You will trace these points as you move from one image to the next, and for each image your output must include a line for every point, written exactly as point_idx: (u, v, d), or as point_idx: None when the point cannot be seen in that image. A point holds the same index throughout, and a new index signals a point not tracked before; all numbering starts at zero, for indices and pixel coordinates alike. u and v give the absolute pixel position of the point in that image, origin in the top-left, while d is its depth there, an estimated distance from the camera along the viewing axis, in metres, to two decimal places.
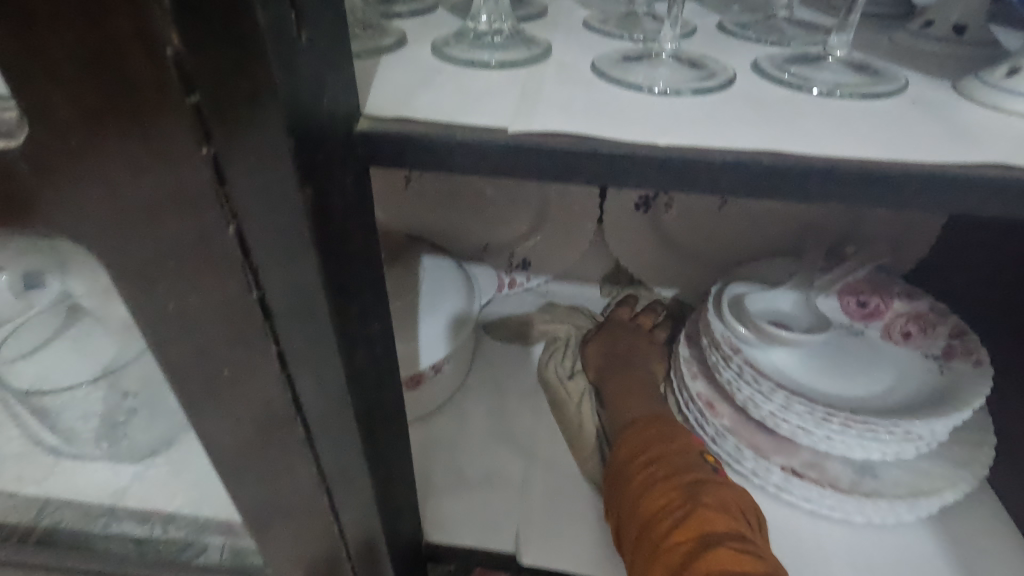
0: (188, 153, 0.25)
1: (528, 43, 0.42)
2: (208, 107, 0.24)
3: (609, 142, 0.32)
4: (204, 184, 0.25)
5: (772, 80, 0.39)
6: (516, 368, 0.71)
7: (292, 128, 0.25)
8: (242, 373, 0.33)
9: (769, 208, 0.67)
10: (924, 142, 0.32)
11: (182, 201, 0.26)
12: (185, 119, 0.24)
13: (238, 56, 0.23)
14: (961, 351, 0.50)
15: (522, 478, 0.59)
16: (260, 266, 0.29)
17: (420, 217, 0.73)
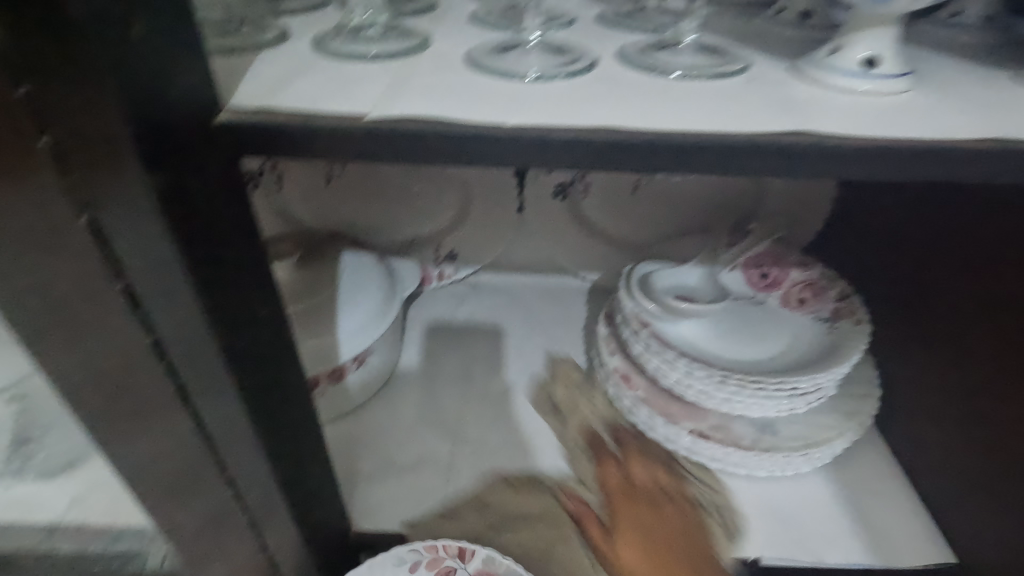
0: (27, 155, 0.22)
1: (407, 35, 0.40)
2: (43, 104, 0.22)
3: (471, 123, 0.29)
4: (53, 191, 0.23)
5: (629, 63, 0.37)
6: (469, 360, 0.74)
7: (135, 115, 0.24)
8: (132, 400, 0.31)
9: (686, 190, 0.76)
10: (820, 118, 0.31)
11: (32, 215, 0.24)
12: (22, 124, 0.22)
13: (64, 47, 0.21)
14: (846, 312, 0.64)
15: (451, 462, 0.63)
16: (131, 278, 0.27)
17: (343, 215, 0.78)
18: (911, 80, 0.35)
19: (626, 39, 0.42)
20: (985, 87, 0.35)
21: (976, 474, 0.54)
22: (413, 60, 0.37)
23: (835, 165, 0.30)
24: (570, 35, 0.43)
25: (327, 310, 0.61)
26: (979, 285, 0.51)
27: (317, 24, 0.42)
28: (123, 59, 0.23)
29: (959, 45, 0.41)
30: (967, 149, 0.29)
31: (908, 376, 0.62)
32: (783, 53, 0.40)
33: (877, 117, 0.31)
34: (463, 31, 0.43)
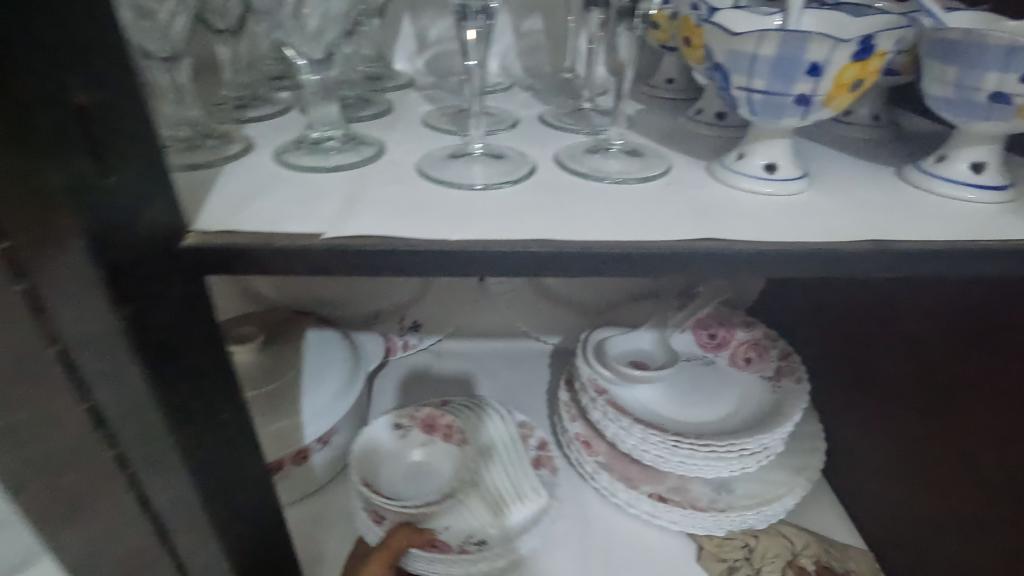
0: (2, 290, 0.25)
1: (362, 144, 0.44)
2: (21, 251, 0.24)
3: (418, 241, 0.32)
4: (22, 319, 0.26)
5: (566, 169, 0.42)
6: None
7: (101, 255, 0.26)
8: (94, 500, 0.32)
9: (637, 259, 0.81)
10: (738, 223, 0.35)
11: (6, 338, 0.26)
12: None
13: (41, 207, 0.24)
14: (787, 370, 0.68)
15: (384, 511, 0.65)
16: (95, 394, 0.29)
17: (307, 291, 0.80)
18: (806, 182, 0.40)
19: (562, 141, 0.47)
20: (866, 187, 0.40)
21: (917, 528, 0.57)
22: (367, 171, 0.40)
23: (744, 265, 0.34)
24: (513, 138, 0.48)
25: (292, 391, 0.62)
26: (907, 349, 0.56)
27: (279, 133, 0.45)
28: (101, 216, 0.26)
29: (849, 144, 0.47)
30: (852, 248, 0.34)
31: (846, 431, 0.66)
32: (700, 154, 0.45)
33: (776, 219, 0.36)
34: (415, 136, 0.47)
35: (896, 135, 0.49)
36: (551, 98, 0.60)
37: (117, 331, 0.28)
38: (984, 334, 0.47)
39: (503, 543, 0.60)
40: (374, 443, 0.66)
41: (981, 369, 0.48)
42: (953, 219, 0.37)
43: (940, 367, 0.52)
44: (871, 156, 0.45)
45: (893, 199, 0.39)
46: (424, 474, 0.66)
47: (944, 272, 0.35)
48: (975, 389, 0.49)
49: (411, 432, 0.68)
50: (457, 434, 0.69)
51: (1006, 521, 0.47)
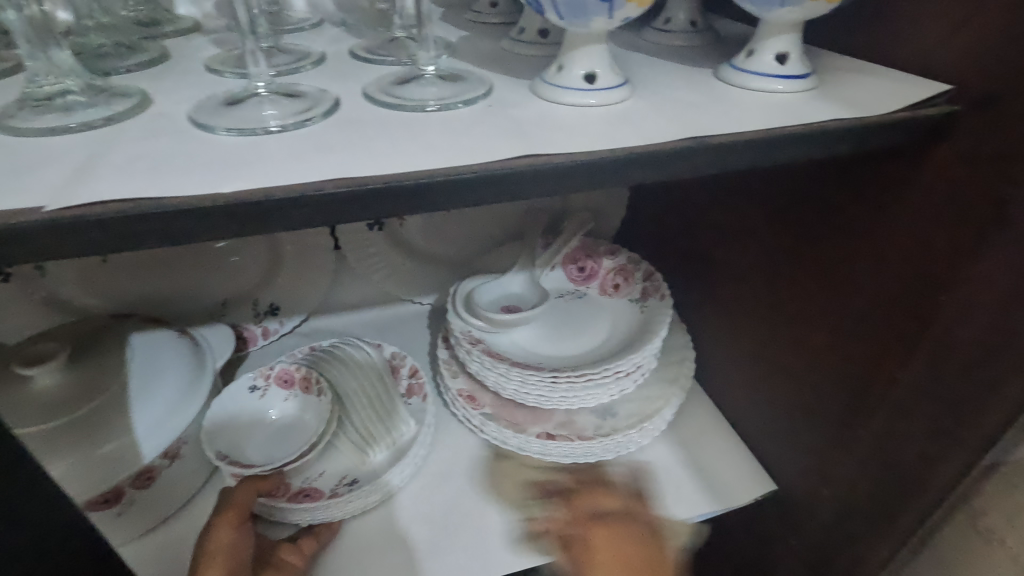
0: None
1: (117, 97, 0.35)
2: None
3: (180, 199, 0.26)
4: None
5: (376, 101, 0.37)
6: None
7: None
8: None
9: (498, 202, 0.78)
10: (561, 138, 0.33)
11: None
12: None
13: None
14: (651, 290, 0.69)
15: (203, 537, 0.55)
16: None
17: (130, 292, 0.69)
18: (627, 90, 0.38)
19: (374, 73, 0.42)
20: (686, 89, 0.40)
21: (775, 417, 0.60)
22: (123, 127, 0.33)
23: (571, 179, 0.31)
24: (316, 75, 0.41)
25: (118, 408, 0.53)
26: (753, 250, 0.58)
27: (2, 94, 0.36)
28: None
29: (669, 52, 0.47)
30: (672, 147, 0.33)
31: (709, 338, 0.69)
32: (523, 74, 0.42)
33: (597, 129, 0.34)
34: (193, 83, 0.39)
35: (713, 39, 0.49)
36: (368, 33, 0.53)
37: None
38: (815, 221, 0.50)
39: (380, 474, 0.58)
40: (229, 412, 0.60)
41: (815, 254, 0.50)
42: (765, 110, 0.37)
43: (782, 260, 0.54)
44: (692, 61, 0.45)
45: (711, 99, 0.38)
46: (290, 430, 0.61)
47: (765, 160, 0.35)
48: (810, 275, 0.51)
49: (267, 390, 0.63)
50: (317, 383, 0.64)
51: (842, 395, 0.50)
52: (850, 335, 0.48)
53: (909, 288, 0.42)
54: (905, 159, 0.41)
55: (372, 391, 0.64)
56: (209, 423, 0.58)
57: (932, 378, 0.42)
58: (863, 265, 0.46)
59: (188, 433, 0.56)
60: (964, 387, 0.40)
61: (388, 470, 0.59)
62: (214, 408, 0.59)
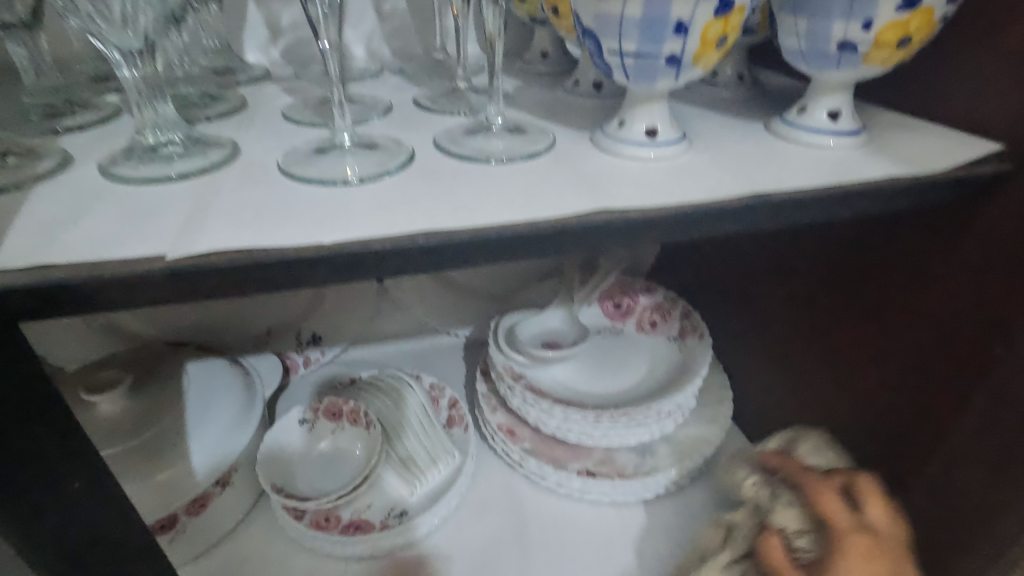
0: None
1: (211, 146, 0.38)
2: None
3: (288, 248, 0.29)
4: None
5: (447, 152, 0.40)
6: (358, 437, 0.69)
7: None
8: None
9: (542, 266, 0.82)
10: (627, 194, 0.35)
11: None
12: None
13: None
14: (689, 329, 0.70)
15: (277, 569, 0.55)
16: None
17: (183, 320, 0.72)
18: (684, 144, 0.40)
19: (441, 123, 0.44)
20: (740, 143, 0.42)
21: None
22: (221, 176, 0.35)
23: (639, 232, 0.33)
24: (387, 125, 0.44)
25: (175, 436, 0.55)
26: (798, 294, 0.59)
27: (105, 143, 0.38)
28: None
29: (716, 105, 0.49)
30: (737, 202, 0.35)
31: (748, 379, 0.69)
32: (581, 125, 0.44)
33: (660, 183, 0.36)
34: (275, 133, 0.42)
35: (759, 92, 0.51)
36: (427, 82, 0.56)
37: None
38: (864, 268, 0.51)
39: (426, 507, 0.59)
40: (279, 445, 0.61)
41: (864, 301, 0.51)
42: (820, 166, 0.39)
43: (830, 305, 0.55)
44: (740, 114, 0.47)
45: (766, 154, 0.40)
46: (337, 462, 0.62)
47: (822, 215, 0.37)
48: (859, 321, 0.52)
49: (315, 424, 0.63)
50: (365, 416, 0.64)
51: (893, 444, 0.50)
52: (902, 383, 0.48)
53: (963, 338, 0.43)
54: (958, 214, 0.42)
55: (418, 423, 0.66)
56: (263, 454, 0.60)
57: (986, 432, 0.42)
58: (916, 314, 0.46)
59: (240, 462, 0.57)
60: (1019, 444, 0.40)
61: (433, 504, 0.59)
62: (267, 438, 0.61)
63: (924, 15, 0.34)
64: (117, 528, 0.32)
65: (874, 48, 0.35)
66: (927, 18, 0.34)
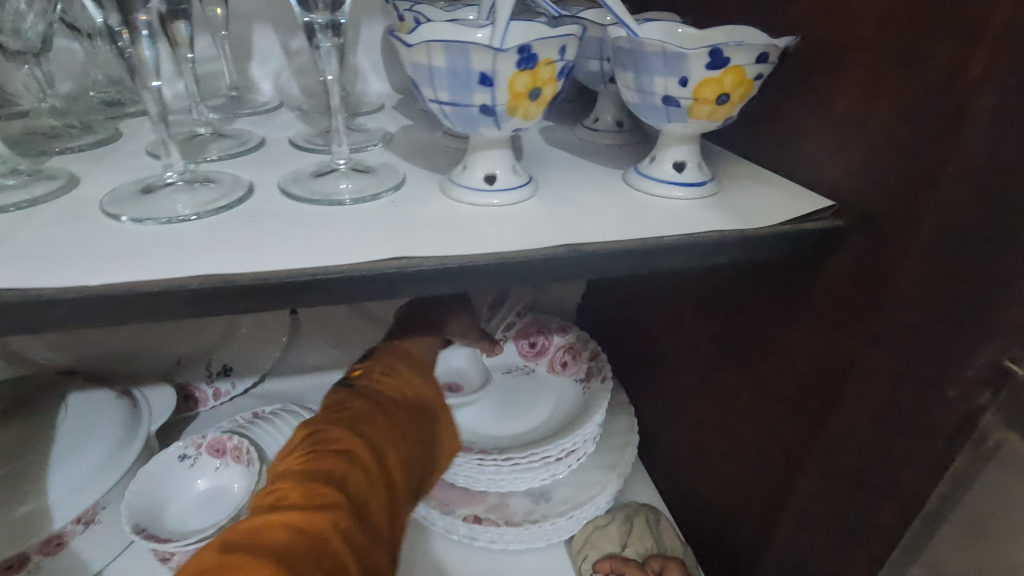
0: None
1: (43, 181, 0.38)
2: None
3: (62, 290, 0.29)
4: None
5: (288, 193, 0.39)
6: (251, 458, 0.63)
7: None
8: None
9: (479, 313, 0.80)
10: (442, 241, 0.35)
11: None
12: None
13: None
14: (595, 371, 0.70)
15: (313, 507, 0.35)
16: None
17: (86, 348, 0.71)
18: (529, 190, 0.40)
19: (299, 163, 0.44)
20: (588, 190, 0.42)
21: (713, 514, 0.58)
22: (38, 211, 0.35)
23: (445, 280, 0.33)
24: (245, 162, 0.44)
25: (36, 472, 0.53)
26: (686, 339, 0.58)
27: None
28: None
29: (585, 151, 0.50)
30: (549, 252, 0.34)
31: (653, 423, 0.68)
32: (440, 168, 0.45)
33: (484, 231, 0.36)
34: (125, 168, 0.42)
35: (636, 141, 0.52)
36: (318, 120, 0.57)
37: None
38: (733, 316, 0.50)
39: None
40: (154, 483, 0.59)
41: (739, 347, 0.50)
42: (652, 217, 0.39)
43: (711, 351, 0.54)
44: (606, 162, 0.48)
45: (608, 203, 0.40)
46: (215, 503, 0.60)
47: (646, 266, 0.37)
48: (730, 369, 0.51)
49: (197, 461, 0.61)
50: (247, 452, 0.62)
51: (759, 495, 0.49)
52: (763, 435, 0.47)
53: (808, 394, 0.42)
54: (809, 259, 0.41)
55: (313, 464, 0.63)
56: (132, 496, 0.57)
57: (829, 489, 0.41)
58: (772, 365, 0.46)
59: (109, 497, 0.56)
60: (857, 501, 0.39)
61: None
62: (140, 475, 0.58)
63: (736, 74, 0.34)
64: None
65: (695, 102, 0.36)
66: (740, 76, 0.34)
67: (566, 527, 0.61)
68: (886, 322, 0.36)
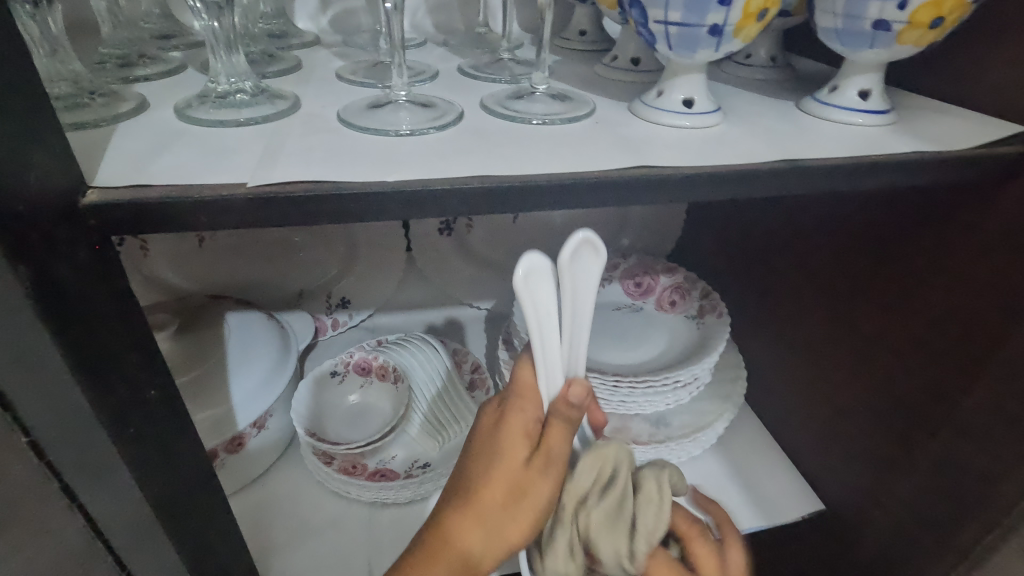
0: None
1: (274, 98, 0.41)
2: None
3: (357, 183, 0.31)
4: None
5: (494, 113, 0.42)
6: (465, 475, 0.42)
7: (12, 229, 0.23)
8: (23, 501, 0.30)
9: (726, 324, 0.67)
10: (665, 156, 0.37)
11: None
12: None
13: None
14: (708, 308, 0.72)
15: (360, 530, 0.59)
16: (12, 387, 0.27)
17: (220, 275, 0.75)
18: (720, 115, 0.42)
19: (486, 89, 0.47)
20: (773, 117, 0.44)
21: (829, 440, 0.61)
22: (284, 122, 0.38)
23: (673, 187, 0.36)
24: (438, 88, 0.47)
25: (217, 378, 0.59)
26: (814, 275, 0.60)
27: (178, 92, 0.42)
28: (14, 184, 0.24)
29: (746, 84, 0.51)
30: (762, 168, 0.37)
31: (764, 360, 0.71)
32: (620, 96, 0.47)
33: (696, 147, 0.39)
34: (333, 91, 0.45)
35: (791, 75, 0.53)
36: (469, 54, 0.59)
37: (23, 310, 0.25)
38: (882, 248, 0.52)
39: (445, 461, 0.63)
40: (312, 393, 0.65)
41: (888, 276, 0.52)
42: (844, 141, 0.40)
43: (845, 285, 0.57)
44: (777, 95, 0.49)
45: (795, 127, 0.42)
46: (364, 414, 0.66)
47: (842, 186, 0.39)
48: (875, 303, 0.53)
49: (345, 377, 0.68)
50: (393, 372, 0.69)
51: (901, 416, 0.52)
52: (915, 362, 0.50)
53: (974, 316, 0.45)
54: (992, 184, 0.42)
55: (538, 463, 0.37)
56: (296, 407, 0.63)
57: (993, 406, 0.43)
58: (934, 295, 0.48)
59: (275, 405, 0.61)
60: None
61: (453, 459, 0.63)
62: (300, 387, 0.64)
63: None
64: (187, 445, 0.36)
65: (908, 27, 0.37)
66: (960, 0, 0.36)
67: (690, 448, 0.65)
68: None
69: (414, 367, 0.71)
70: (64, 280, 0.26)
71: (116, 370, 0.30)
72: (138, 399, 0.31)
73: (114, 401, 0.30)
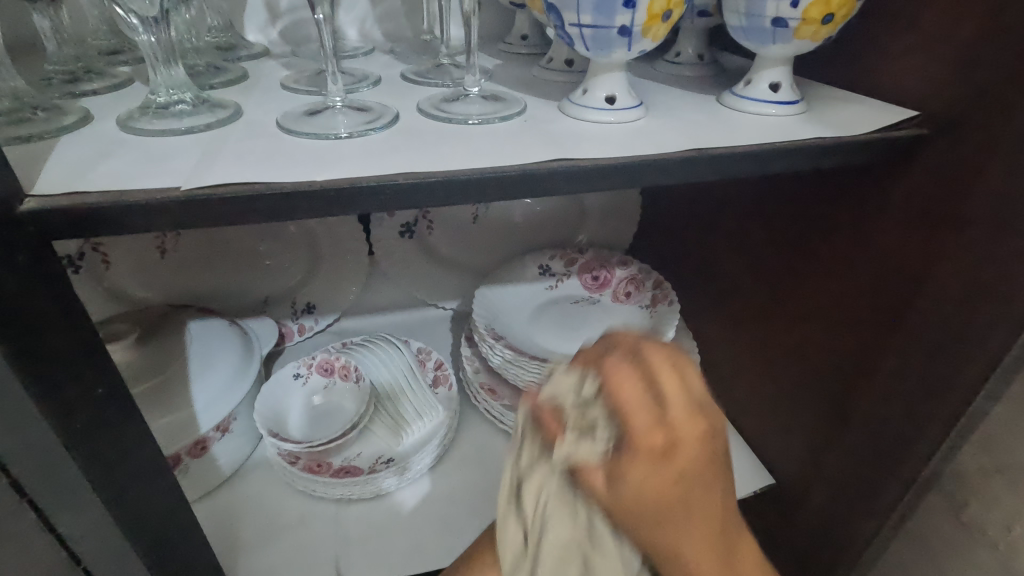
0: None
1: (216, 107, 0.43)
2: None
3: (288, 183, 0.33)
4: None
5: (429, 115, 0.44)
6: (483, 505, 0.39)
7: None
8: None
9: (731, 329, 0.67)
10: (586, 148, 0.40)
11: None
12: None
13: None
14: (661, 297, 0.75)
15: (330, 527, 0.61)
16: None
17: (183, 285, 0.76)
18: (642, 110, 0.45)
19: (424, 93, 0.49)
20: (693, 110, 0.47)
21: (773, 417, 0.64)
22: (224, 130, 0.40)
23: (593, 177, 0.39)
24: (379, 93, 0.49)
25: (179, 383, 0.60)
26: (750, 260, 0.63)
27: (123, 104, 0.43)
28: None
29: (674, 80, 0.54)
30: (675, 158, 0.40)
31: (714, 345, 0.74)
32: (552, 95, 0.49)
33: (618, 140, 0.41)
34: (275, 99, 0.47)
35: (717, 70, 0.56)
36: (414, 60, 0.61)
37: None
38: (805, 230, 0.55)
39: (410, 454, 0.65)
40: (276, 396, 0.67)
41: (810, 256, 0.55)
42: (756, 129, 0.43)
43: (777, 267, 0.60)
44: (700, 90, 0.52)
45: (712, 119, 0.45)
46: (328, 414, 0.68)
47: (753, 171, 0.42)
48: (805, 276, 0.56)
49: (308, 378, 0.70)
50: (355, 371, 0.71)
51: (831, 386, 0.55)
52: (839, 333, 0.53)
53: (886, 285, 0.48)
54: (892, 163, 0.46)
55: None
56: (260, 408, 0.65)
57: (908, 367, 0.47)
58: (851, 269, 0.51)
59: (239, 408, 0.62)
60: (943, 370, 0.44)
61: (416, 452, 0.65)
62: (263, 389, 0.66)
63: None
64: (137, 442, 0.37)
65: (803, 23, 0.40)
66: None
67: None
68: (978, 200, 0.41)
69: (377, 367, 0.73)
70: (5, 279, 0.28)
71: (60, 368, 0.31)
72: (87, 396, 0.33)
73: (61, 400, 0.31)
